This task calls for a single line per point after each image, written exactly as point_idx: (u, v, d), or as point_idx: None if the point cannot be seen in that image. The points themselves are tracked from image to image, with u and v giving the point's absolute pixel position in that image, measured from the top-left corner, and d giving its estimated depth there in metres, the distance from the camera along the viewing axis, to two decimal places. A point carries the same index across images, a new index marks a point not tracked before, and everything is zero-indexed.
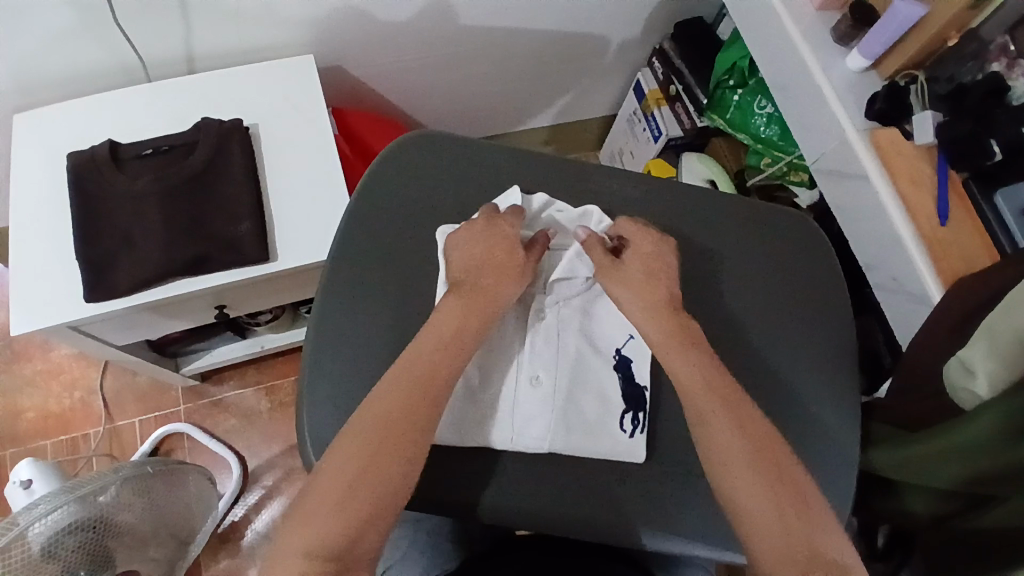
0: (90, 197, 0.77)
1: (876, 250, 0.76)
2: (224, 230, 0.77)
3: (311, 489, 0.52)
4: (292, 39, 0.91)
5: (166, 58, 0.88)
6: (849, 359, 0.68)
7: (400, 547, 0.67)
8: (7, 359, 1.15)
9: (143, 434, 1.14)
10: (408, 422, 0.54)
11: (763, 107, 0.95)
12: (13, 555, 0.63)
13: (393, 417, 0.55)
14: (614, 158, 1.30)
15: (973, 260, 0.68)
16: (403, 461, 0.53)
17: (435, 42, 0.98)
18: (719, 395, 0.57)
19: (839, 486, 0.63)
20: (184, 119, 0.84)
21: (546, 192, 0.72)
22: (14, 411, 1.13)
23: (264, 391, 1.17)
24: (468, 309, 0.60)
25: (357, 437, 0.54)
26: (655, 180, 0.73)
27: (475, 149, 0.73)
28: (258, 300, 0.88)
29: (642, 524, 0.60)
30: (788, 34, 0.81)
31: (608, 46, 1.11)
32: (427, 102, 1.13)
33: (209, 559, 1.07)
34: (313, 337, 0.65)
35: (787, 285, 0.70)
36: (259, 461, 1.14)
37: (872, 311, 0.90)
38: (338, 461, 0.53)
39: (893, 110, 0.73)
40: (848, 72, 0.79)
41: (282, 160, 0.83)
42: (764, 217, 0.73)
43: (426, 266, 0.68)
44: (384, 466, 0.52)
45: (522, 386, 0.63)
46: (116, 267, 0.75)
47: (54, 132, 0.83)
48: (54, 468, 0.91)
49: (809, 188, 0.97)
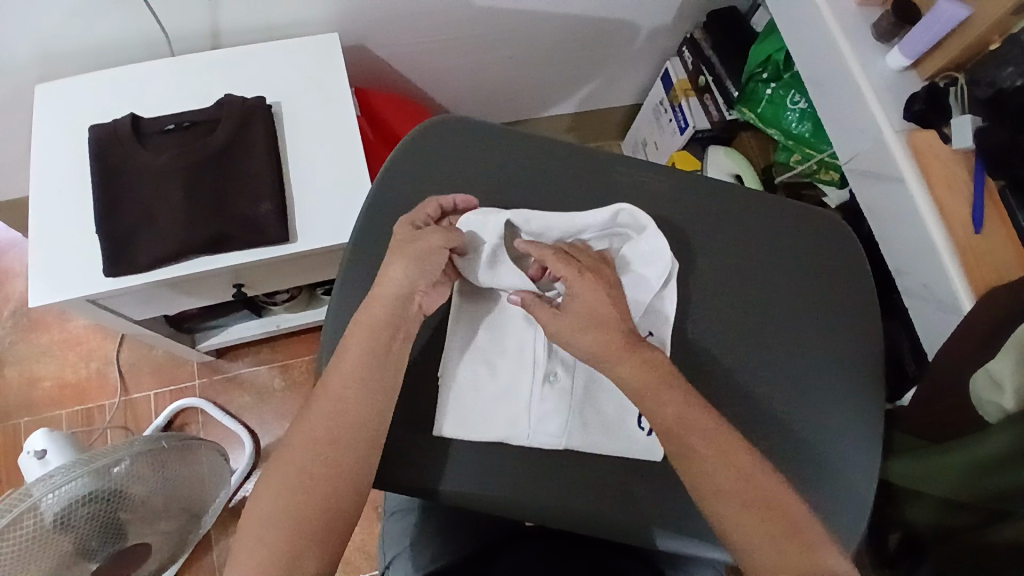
0: (112, 170, 0.77)
1: (908, 255, 0.74)
2: (245, 209, 0.76)
3: (267, 512, 0.53)
4: (317, 17, 0.89)
5: (191, 31, 0.87)
6: (873, 367, 0.67)
7: (415, 534, 0.68)
8: (26, 329, 1.17)
9: (157, 408, 1.15)
10: (360, 412, 0.56)
11: (796, 103, 0.93)
12: (24, 524, 0.64)
13: (336, 421, 0.56)
14: (637, 149, 1.28)
15: (1006, 269, 0.66)
16: (356, 459, 0.55)
17: (461, 24, 0.97)
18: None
19: (859, 496, 0.63)
20: (207, 95, 0.84)
21: (572, 182, 0.70)
22: (30, 379, 1.14)
23: (278, 369, 1.17)
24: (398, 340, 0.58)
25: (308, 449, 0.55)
26: (683, 176, 0.72)
27: (498, 135, 0.71)
28: (276, 280, 0.88)
29: (656, 522, 0.60)
30: (828, 29, 0.79)
31: (637, 33, 1.09)
32: (449, 84, 1.11)
33: (220, 532, 1.09)
34: (331, 323, 0.64)
35: (812, 288, 0.69)
36: (272, 438, 1.14)
37: (899, 316, 0.88)
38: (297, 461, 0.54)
39: (933, 112, 0.71)
40: (888, 70, 0.76)
41: (303, 140, 0.82)
42: (793, 216, 0.71)
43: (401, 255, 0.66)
44: (342, 448, 0.55)
45: (539, 386, 0.62)
46: (136, 243, 0.75)
47: (77, 104, 0.83)
48: (68, 439, 0.92)
49: (840, 188, 0.95)
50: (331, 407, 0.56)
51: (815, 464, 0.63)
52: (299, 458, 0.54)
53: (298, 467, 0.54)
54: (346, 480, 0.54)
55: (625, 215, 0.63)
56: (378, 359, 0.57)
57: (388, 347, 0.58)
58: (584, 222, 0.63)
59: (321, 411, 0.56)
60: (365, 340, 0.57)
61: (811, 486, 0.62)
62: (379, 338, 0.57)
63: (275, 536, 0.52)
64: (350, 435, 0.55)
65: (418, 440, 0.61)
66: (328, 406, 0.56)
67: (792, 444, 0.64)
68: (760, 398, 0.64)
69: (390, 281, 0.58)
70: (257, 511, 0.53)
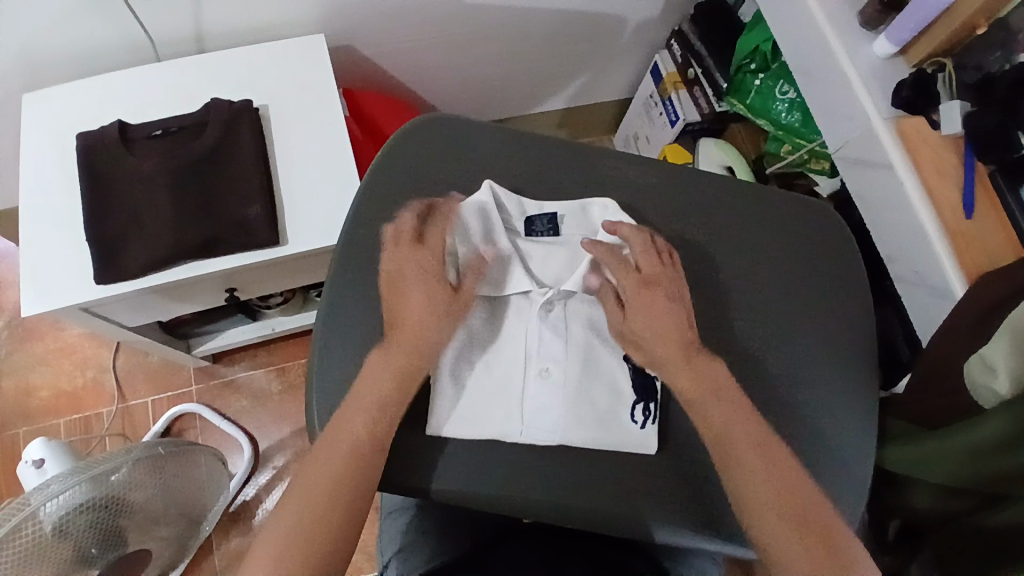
0: (100, 177, 0.77)
1: (899, 242, 0.74)
2: (234, 212, 0.76)
3: (276, 523, 0.53)
4: (303, 18, 0.89)
5: (177, 36, 0.87)
6: (865, 356, 0.67)
7: (411, 535, 0.68)
8: (20, 339, 1.16)
9: (155, 414, 1.15)
10: (377, 423, 0.56)
11: (785, 93, 0.93)
12: (22, 533, 0.64)
13: (353, 435, 0.55)
14: (629, 143, 1.28)
15: (995, 255, 0.66)
16: (371, 471, 0.55)
17: (448, 22, 0.96)
18: (728, 400, 0.58)
19: (854, 484, 0.62)
20: (194, 100, 0.83)
21: (561, 177, 0.70)
22: (27, 388, 1.14)
23: (274, 372, 1.17)
24: (411, 346, 0.59)
25: (321, 461, 0.55)
26: (671, 167, 0.72)
27: (482, 131, 0.71)
28: (268, 283, 0.88)
29: (653, 516, 0.59)
30: (813, 18, 0.79)
31: (626, 26, 1.08)
32: (438, 82, 1.11)
33: (220, 537, 1.09)
34: (321, 326, 0.64)
35: (803, 279, 0.68)
36: (270, 442, 1.14)
37: (892, 302, 0.88)
38: (309, 472, 0.55)
39: (921, 98, 0.71)
40: (875, 57, 0.76)
41: (292, 142, 0.82)
42: (786, 207, 0.71)
43: None
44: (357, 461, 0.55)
45: (532, 381, 0.62)
46: (127, 249, 0.75)
47: (63, 111, 0.82)
48: (65, 447, 0.92)
49: (831, 177, 0.95)
50: (358, 420, 0.56)
51: (813, 453, 0.63)
52: (321, 472, 0.54)
53: (316, 479, 0.54)
54: (354, 513, 0.54)
55: (595, 209, 0.68)
56: (390, 392, 0.57)
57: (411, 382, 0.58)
58: (555, 205, 0.68)
59: (332, 442, 0.56)
60: (395, 355, 0.58)
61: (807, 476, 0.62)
62: (397, 364, 0.58)
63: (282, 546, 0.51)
64: (367, 440, 0.56)
65: (410, 439, 0.60)
66: (347, 416, 0.57)
67: (785, 432, 0.63)
68: (753, 389, 0.64)
69: (414, 324, 0.59)
70: (267, 546, 0.52)
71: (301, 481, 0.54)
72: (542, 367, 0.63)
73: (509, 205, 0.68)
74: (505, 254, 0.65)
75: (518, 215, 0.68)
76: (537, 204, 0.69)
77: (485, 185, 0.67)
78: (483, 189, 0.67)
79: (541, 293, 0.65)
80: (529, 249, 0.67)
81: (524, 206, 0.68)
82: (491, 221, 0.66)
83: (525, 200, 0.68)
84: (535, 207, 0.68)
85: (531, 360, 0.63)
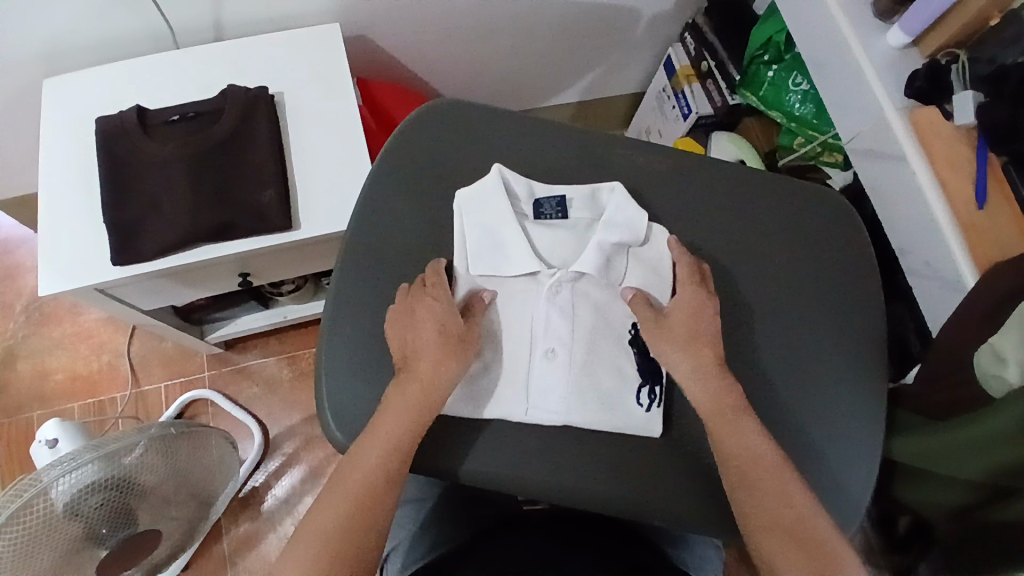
0: (118, 161, 0.78)
1: (911, 234, 0.73)
2: (247, 197, 0.77)
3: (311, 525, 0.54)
4: (319, 9, 0.90)
5: (196, 24, 0.88)
6: (874, 346, 0.66)
7: (415, 526, 0.68)
8: (38, 322, 1.19)
9: (168, 399, 1.16)
10: (403, 427, 0.57)
11: (799, 84, 0.93)
12: (34, 509, 0.66)
13: (383, 442, 0.57)
14: (641, 136, 1.28)
15: (1009, 246, 0.65)
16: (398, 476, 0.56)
17: (462, 14, 0.97)
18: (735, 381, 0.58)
19: (857, 474, 0.62)
20: (211, 87, 0.85)
21: (571, 163, 0.70)
22: (44, 371, 1.16)
23: (286, 360, 1.18)
24: (430, 348, 0.60)
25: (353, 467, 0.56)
26: (681, 153, 0.71)
27: (493, 117, 0.71)
28: (280, 269, 0.89)
29: (656, 501, 0.59)
30: (828, 9, 0.78)
31: (639, 19, 1.08)
32: (452, 74, 1.12)
33: (230, 521, 1.10)
34: (331, 306, 0.64)
35: (813, 267, 0.68)
36: (281, 428, 1.16)
37: (904, 297, 0.87)
38: (343, 475, 0.56)
39: (934, 90, 0.70)
40: (889, 48, 0.76)
41: (307, 129, 0.83)
42: (798, 196, 0.70)
43: (400, 241, 0.67)
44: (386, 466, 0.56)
45: (538, 362, 0.63)
46: (144, 232, 0.76)
47: (84, 96, 0.84)
48: (79, 427, 0.93)
49: (844, 170, 0.95)
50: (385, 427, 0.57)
51: (818, 441, 0.63)
52: (353, 478, 0.56)
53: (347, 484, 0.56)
54: (360, 563, 0.54)
55: (604, 193, 0.69)
56: (405, 435, 0.57)
57: (418, 400, 0.58)
58: (563, 188, 0.69)
59: (346, 481, 0.56)
60: (416, 352, 0.60)
61: (812, 464, 0.62)
62: (413, 407, 0.58)
63: (317, 544, 0.53)
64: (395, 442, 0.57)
65: None
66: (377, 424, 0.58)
67: (790, 420, 0.63)
68: (761, 376, 0.64)
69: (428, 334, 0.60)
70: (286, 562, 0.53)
71: (333, 487, 0.56)
72: (549, 349, 0.63)
73: (517, 186, 0.69)
74: (513, 236, 0.66)
75: (525, 195, 0.69)
76: (543, 184, 0.69)
77: (495, 170, 0.68)
78: (492, 172, 0.68)
79: (547, 278, 0.66)
80: (536, 235, 0.69)
81: (532, 188, 0.69)
82: (499, 205, 0.67)
83: (534, 183, 0.69)
84: (543, 190, 0.69)
85: (536, 342, 0.63)
